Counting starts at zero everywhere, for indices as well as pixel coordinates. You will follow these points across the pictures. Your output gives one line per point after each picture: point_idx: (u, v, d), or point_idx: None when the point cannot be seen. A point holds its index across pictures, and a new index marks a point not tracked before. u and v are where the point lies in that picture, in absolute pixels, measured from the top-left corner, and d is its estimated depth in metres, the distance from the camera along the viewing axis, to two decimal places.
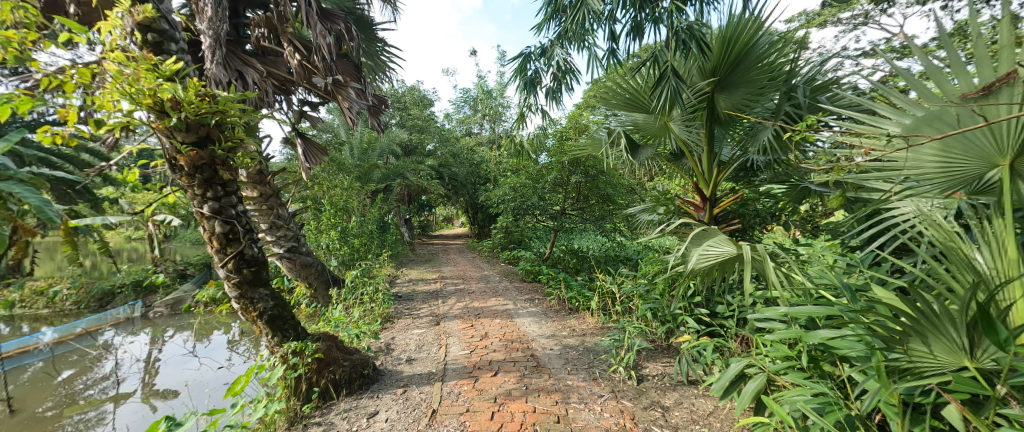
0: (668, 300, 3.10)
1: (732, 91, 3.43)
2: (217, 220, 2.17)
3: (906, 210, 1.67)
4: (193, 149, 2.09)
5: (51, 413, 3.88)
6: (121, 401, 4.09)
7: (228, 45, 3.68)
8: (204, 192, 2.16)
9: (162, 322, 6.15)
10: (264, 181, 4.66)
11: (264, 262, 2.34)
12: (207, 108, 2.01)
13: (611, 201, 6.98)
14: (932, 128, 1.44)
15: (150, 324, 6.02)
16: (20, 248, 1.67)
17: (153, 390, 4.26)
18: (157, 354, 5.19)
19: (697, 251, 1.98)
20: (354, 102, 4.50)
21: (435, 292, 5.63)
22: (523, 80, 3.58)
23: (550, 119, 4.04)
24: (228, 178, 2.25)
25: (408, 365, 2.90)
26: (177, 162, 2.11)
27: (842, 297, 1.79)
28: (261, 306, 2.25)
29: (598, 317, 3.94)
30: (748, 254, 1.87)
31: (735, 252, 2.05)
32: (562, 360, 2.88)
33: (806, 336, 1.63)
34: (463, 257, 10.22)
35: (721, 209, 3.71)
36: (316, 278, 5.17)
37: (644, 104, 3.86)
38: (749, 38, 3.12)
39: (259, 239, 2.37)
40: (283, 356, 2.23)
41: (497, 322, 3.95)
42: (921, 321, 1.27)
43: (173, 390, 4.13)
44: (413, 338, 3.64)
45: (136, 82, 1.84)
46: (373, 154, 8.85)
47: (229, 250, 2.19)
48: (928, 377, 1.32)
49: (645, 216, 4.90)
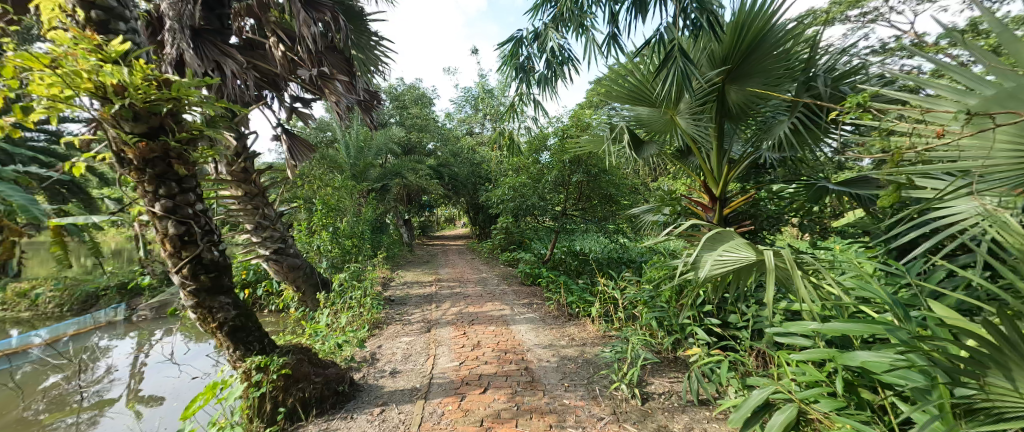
0: (676, 309, 2.84)
1: (744, 83, 3.18)
2: (171, 220, 1.95)
3: (965, 211, 1.42)
4: (144, 140, 1.86)
5: (42, 416, 3.74)
6: (106, 406, 3.90)
7: (207, 34, 3.45)
8: (156, 189, 1.93)
9: (146, 325, 5.94)
10: (250, 180, 4.49)
11: (227, 267, 2.11)
12: (157, 94, 1.78)
13: (614, 201, 6.71)
14: (1005, 107, 1.21)
15: (134, 327, 5.82)
16: (7, 249, 1.49)
17: (138, 396, 4.07)
18: (143, 357, 4.97)
19: (711, 259, 1.70)
20: (342, 96, 4.30)
21: (429, 296, 5.39)
22: (515, 67, 3.34)
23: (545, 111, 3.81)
24: (185, 174, 2.02)
25: (390, 380, 2.66)
26: (124, 155, 1.87)
27: (881, 312, 1.53)
28: (221, 317, 2.02)
29: (598, 325, 3.70)
30: (770, 262, 1.60)
31: (755, 258, 1.76)
32: (559, 375, 2.63)
33: (840, 359, 1.40)
34: (462, 258, 9.97)
35: (731, 209, 3.52)
36: (304, 281, 4.94)
37: (648, 96, 3.58)
38: (763, 23, 2.88)
39: (221, 242, 2.14)
40: (246, 373, 2.01)
41: (492, 330, 3.70)
42: (1004, 351, 1.02)
43: (159, 396, 3.95)
44: (400, 347, 3.40)
45: (73, 63, 1.61)
46: (370, 153, 8.63)
47: (185, 253, 1.97)
48: (1011, 419, 1.08)
49: (651, 218, 4.69)
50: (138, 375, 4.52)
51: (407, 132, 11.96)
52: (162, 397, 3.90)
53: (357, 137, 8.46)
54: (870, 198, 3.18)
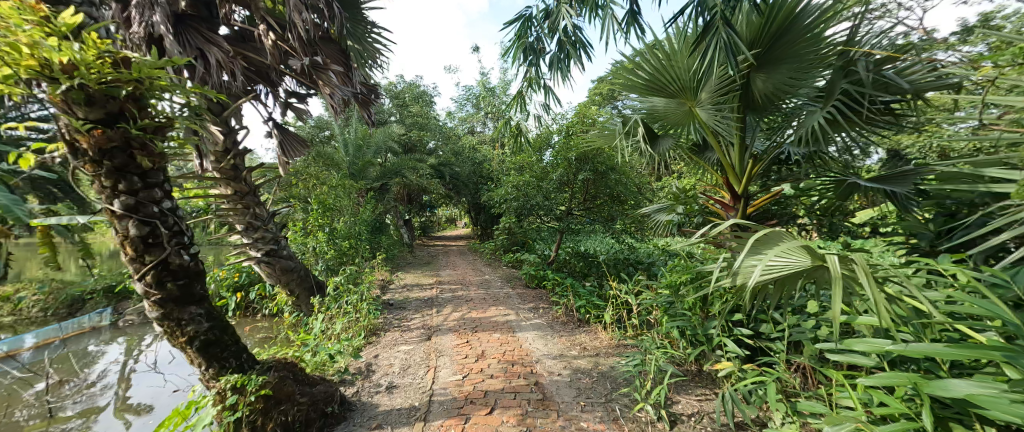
0: (701, 317, 2.58)
1: (771, 70, 2.92)
2: (132, 220, 1.69)
3: None
4: (99, 127, 1.61)
5: (32, 421, 3.48)
6: (93, 414, 3.65)
7: (191, 21, 3.23)
8: (114, 184, 1.68)
9: (132, 330, 5.67)
10: (240, 178, 4.27)
11: (200, 273, 1.86)
12: (115, 74, 1.54)
13: (621, 200, 6.45)
14: None
15: (119, 332, 5.55)
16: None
17: (126, 404, 3.83)
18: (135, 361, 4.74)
19: (759, 263, 1.43)
20: (337, 88, 4.05)
21: (430, 299, 5.14)
22: (523, 48, 3.13)
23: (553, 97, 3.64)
24: (150, 167, 1.76)
25: (386, 396, 2.41)
26: (79, 144, 1.63)
27: (974, 330, 1.27)
28: (191, 330, 1.77)
29: (611, 332, 3.44)
30: (834, 271, 1.34)
31: (810, 265, 1.51)
32: (573, 392, 2.38)
33: (934, 388, 1.17)
34: (464, 259, 9.72)
35: (755, 208, 3.28)
36: (298, 285, 4.70)
37: (666, 87, 3.30)
38: (795, 3, 2.64)
39: (193, 245, 1.88)
40: (220, 395, 1.77)
41: (497, 338, 3.45)
42: None
43: (148, 404, 3.72)
44: (398, 357, 3.13)
45: (8, 35, 1.35)
46: (370, 151, 8.35)
47: (147, 258, 1.71)
48: None
49: (665, 217, 4.45)
50: (126, 383, 4.27)
51: (407, 130, 11.71)
52: (151, 406, 3.67)
53: (355, 134, 8.20)
54: (906, 197, 2.93)
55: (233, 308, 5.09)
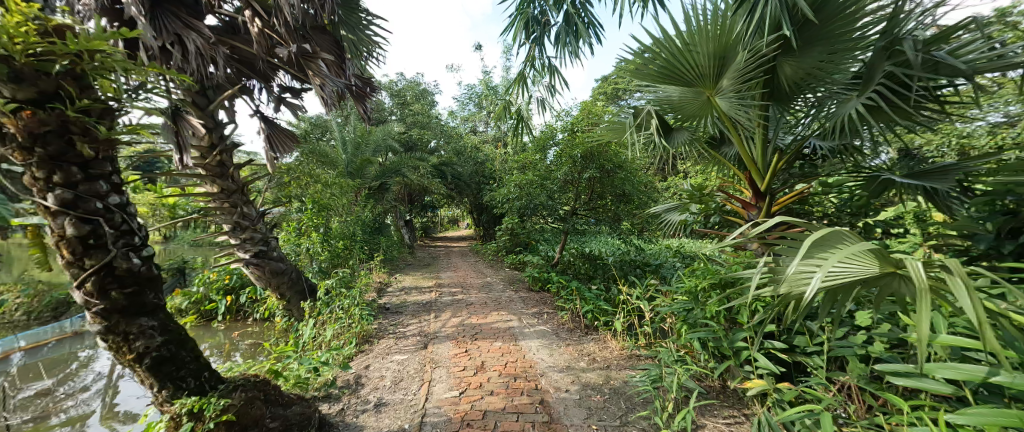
0: (724, 328, 2.32)
1: (802, 54, 2.65)
2: (69, 218, 1.44)
3: None
4: (29, 109, 1.37)
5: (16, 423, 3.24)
6: (78, 421, 3.40)
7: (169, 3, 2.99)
8: (47, 176, 1.44)
9: None
10: (227, 175, 4.06)
11: (154, 279, 1.61)
12: (45, 45, 1.29)
13: (628, 200, 6.18)
14: None
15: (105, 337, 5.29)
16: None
17: (112, 410, 3.58)
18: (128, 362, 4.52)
19: (819, 271, 1.16)
20: (328, 78, 3.80)
21: (428, 304, 4.89)
22: (527, 18, 3.53)
23: (553, 68, 4.11)
24: (91, 156, 1.51)
25: (373, 416, 2.15)
26: (6, 128, 1.38)
27: None
28: (138, 346, 1.53)
29: (622, 341, 3.18)
30: (919, 279, 1.07)
31: (878, 273, 1.24)
32: (584, 412, 2.12)
33: None
34: (466, 261, 9.47)
35: (780, 206, 3.02)
36: (289, 288, 4.46)
37: (682, 78, 3.02)
38: None
39: (147, 246, 1.63)
40: (174, 421, 1.53)
41: (498, 347, 3.18)
42: None
43: (136, 411, 3.48)
44: (391, 369, 2.88)
45: None
46: (368, 150, 8.09)
47: (88, 262, 1.46)
48: None
49: (679, 217, 4.19)
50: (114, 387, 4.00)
51: (408, 129, 11.47)
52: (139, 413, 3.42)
53: (353, 133, 7.97)
54: (948, 194, 2.66)
55: (221, 311, 4.96)
